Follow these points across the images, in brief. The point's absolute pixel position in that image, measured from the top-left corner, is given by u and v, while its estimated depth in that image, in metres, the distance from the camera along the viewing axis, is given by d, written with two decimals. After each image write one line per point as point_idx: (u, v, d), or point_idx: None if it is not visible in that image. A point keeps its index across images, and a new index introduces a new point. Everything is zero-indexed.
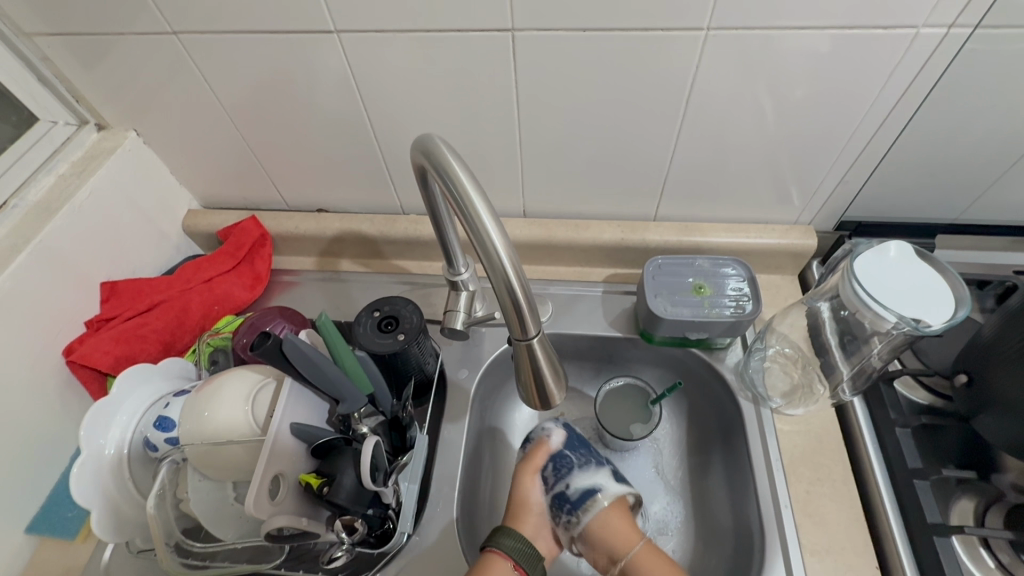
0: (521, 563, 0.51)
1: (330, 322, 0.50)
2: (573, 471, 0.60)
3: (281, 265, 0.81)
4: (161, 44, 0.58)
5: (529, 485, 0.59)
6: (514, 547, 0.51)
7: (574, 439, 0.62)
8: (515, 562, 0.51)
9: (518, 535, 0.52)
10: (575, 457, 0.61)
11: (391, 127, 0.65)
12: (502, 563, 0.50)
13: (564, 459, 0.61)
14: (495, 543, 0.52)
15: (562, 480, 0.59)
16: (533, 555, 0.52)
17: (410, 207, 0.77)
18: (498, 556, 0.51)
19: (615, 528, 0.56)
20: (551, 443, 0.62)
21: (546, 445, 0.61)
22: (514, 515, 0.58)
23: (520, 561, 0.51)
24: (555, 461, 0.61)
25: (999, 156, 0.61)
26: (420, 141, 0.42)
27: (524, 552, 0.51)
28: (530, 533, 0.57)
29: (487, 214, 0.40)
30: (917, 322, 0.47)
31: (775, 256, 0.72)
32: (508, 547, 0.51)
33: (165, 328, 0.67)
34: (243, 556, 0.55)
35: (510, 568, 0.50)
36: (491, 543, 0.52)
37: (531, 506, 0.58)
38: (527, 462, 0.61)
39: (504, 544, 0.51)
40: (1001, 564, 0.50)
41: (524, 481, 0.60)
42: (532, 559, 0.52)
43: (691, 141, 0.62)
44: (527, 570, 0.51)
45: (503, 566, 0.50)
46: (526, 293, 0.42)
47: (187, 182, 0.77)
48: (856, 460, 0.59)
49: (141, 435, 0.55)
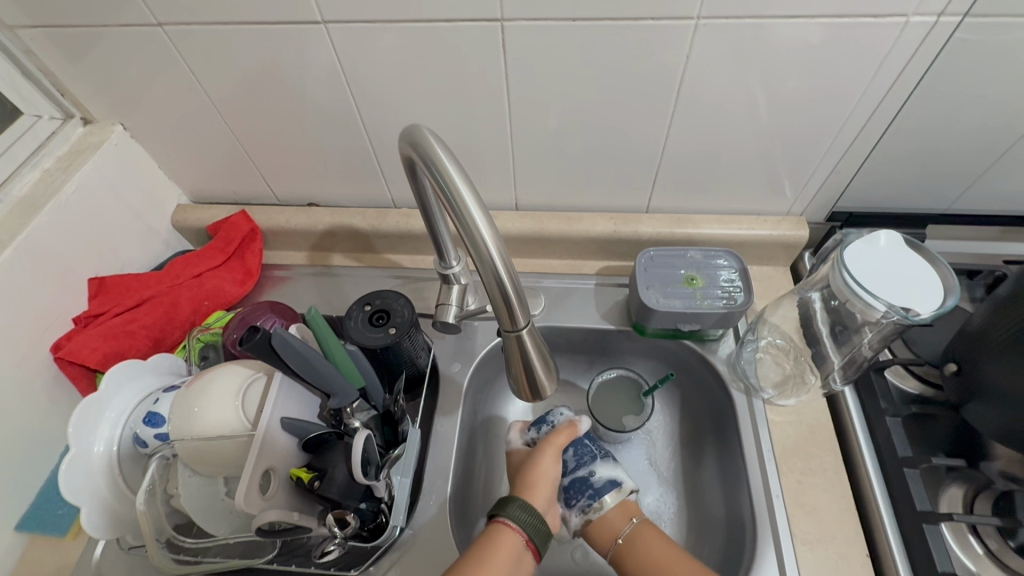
0: (533, 539, 0.51)
1: (320, 315, 0.49)
2: (595, 463, 0.61)
3: (272, 260, 0.80)
4: (146, 36, 0.57)
5: (549, 461, 0.59)
6: (527, 522, 0.51)
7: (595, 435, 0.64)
8: (526, 537, 0.50)
9: (533, 510, 0.52)
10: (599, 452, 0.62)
11: (381, 120, 0.64)
12: (514, 536, 0.50)
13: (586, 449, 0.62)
14: (509, 514, 0.51)
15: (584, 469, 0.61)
16: (544, 531, 0.52)
17: (401, 201, 0.76)
18: (510, 528, 0.50)
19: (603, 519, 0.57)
20: (580, 428, 0.63)
21: (575, 428, 0.62)
22: (526, 485, 0.57)
23: (532, 536, 0.51)
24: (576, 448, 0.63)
25: (988, 146, 0.62)
26: (407, 132, 0.42)
27: (536, 527, 0.51)
28: (542, 505, 0.56)
29: (475, 205, 0.40)
30: (907, 311, 0.48)
31: (767, 247, 0.72)
32: (522, 520, 0.51)
33: (154, 323, 0.66)
34: (236, 550, 0.55)
35: (521, 543, 0.50)
36: (504, 514, 0.51)
37: (546, 479, 0.58)
38: (552, 438, 0.61)
39: (517, 517, 0.51)
40: (989, 550, 0.50)
41: (545, 457, 0.59)
42: (543, 536, 0.52)
43: (682, 133, 0.62)
44: (537, 547, 0.51)
45: (515, 540, 0.50)
46: (515, 284, 0.42)
47: (176, 177, 0.77)
48: (846, 450, 0.59)
49: (131, 431, 0.54)
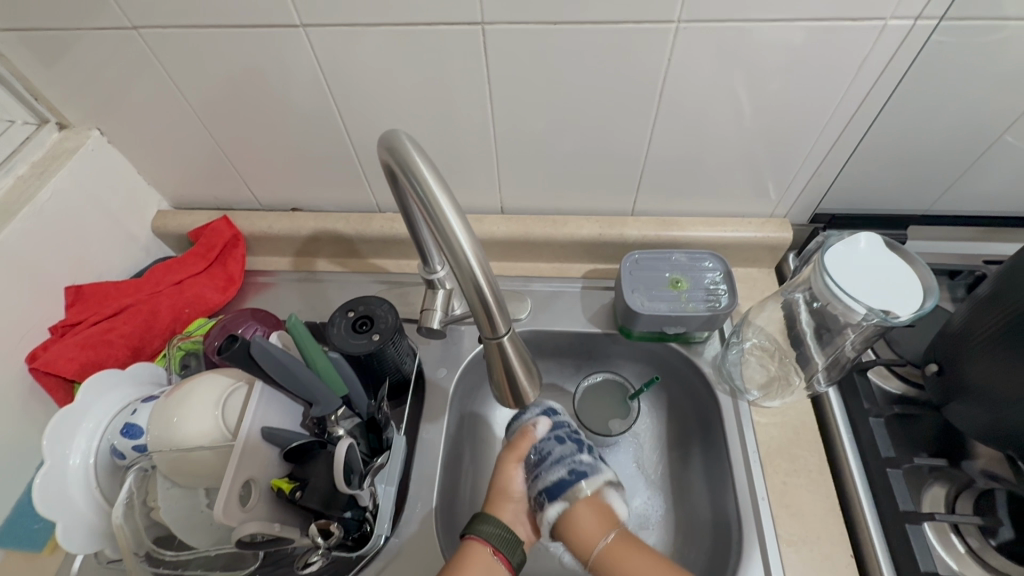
0: (501, 549, 0.50)
1: (301, 323, 0.49)
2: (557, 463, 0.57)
3: (256, 266, 0.79)
4: (121, 39, 0.56)
5: (507, 474, 0.57)
6: (494, 532, 0.50)
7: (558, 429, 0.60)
8: (495, 548, 0.50)
9: (498, 521, 0.51)
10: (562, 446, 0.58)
11: (364, 124, 0.64)
12: (482, 549, 0.49)
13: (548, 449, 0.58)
14: (474, 529, 0.51)
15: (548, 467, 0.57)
16: (514, 539, 0.51)
17: (386, 205, 0.76)
18: (477, 542, 0.50)
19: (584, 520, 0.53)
20: (535, 431, 0.59)
21: (529, 435, 0.59)
22: (494, 501, 0.56)
23: (501, 546, 0.50)
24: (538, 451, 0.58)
25: (965, 148, 0.62)
26: (385, 138, 0.41)
27: (503, 537, 0.50)
28: (508, 518, 0.55)
29: (453, 212, 0.40)
30: (886, 313, 0.48)
31: (751, 249, 0.72)
32: (487, 532, 0.50)
33: (134, 332, 0.65)
34: (217, 563, 0.53)
35: (489, 554, 0.49)
36: (470, 530, 0.51)
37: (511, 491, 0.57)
38: (511, 449, 0.59)
39: (482, 530, 0.50)
40: (970, 548, 0.51)
41: (501, 472, 0.58)
42: (513, 544, 0.51)
43: (665, 136, 0.62)
44: (507, 555, 0.50)
45: (482, 552, 0.49)
46: (495, 290, 0.42)
47: (155, 182, 0.75)
48: (831, 450, 0.59)
49: (108, 443, 0.53)
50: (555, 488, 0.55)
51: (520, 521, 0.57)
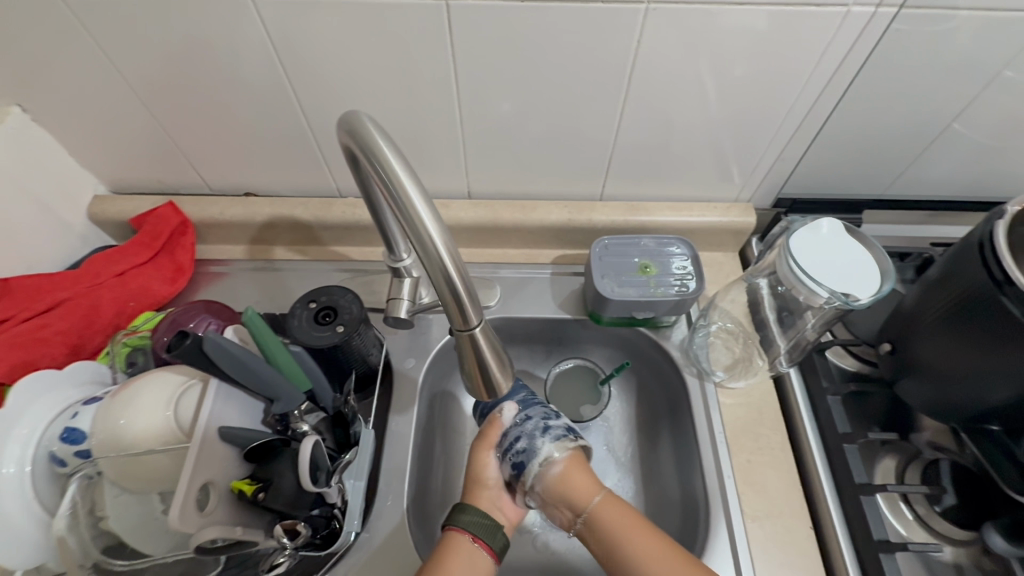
0: (480, 536, 0.49)
1: (257, 316, 0.46)
2: (534, 439, 0.55)
3: (209, 255, 0.75)
4: (41, 5, 0.51)
5: (483, 462, 0.56)
6: (473, 521, 0.49)
7: (526, 406, 0.59)
8: (473, 535, 0.49)
9: (474, 508, 0.50)
10: (531, 421, 0.57)
11: (322, 104, 0.60)
12: (460, 538, 0.49)
13: (521, 426, 0.57)
14: (453, 519, 0.50)
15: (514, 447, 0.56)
16: (494, 525, 0.50)
17: (347, 190, 0.72)
18: (456, 532, 0.49)
19: (573, 477, 0.54)
20: (502, 419, 0.57)
21: (497, 422, 0.57)
22: (469, 492, 0.55)
23: (480, 533, 0.49)
24: (510, 438, 0.56)
25: (916, 134, 0.65)
26: (345, 119, 0.39)
27: (482, 523, 0.49)
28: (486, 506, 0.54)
29: (420, 198, 0.38)
30: (847, 296, 0.49)
31: (716, 234, 0.73)
32: (465, 521, 0.50)
33: (71, 328, 0.59)
34: (176, 567, 0.50)
35: (469, 542, 0.48)
36: (449, 521, 0.50)
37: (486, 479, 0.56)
38: (480, 441, 0.58)
39: (460, 520, 0.50)
40: (918, 515, 0.54)
41: (477, 459, 0.57)
42: (494, 530, 0.50)
43: (634, 120, 0.61)
44: (488, 542, 0.49)
45: (461, 541, 0.48)
46: (466, 280, 0.40)
47: (92, 165, 0.70)
48: (791, 427, 0.62)
49: (46, 450, 0.49)
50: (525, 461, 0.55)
51: (500, 507, 0.55)
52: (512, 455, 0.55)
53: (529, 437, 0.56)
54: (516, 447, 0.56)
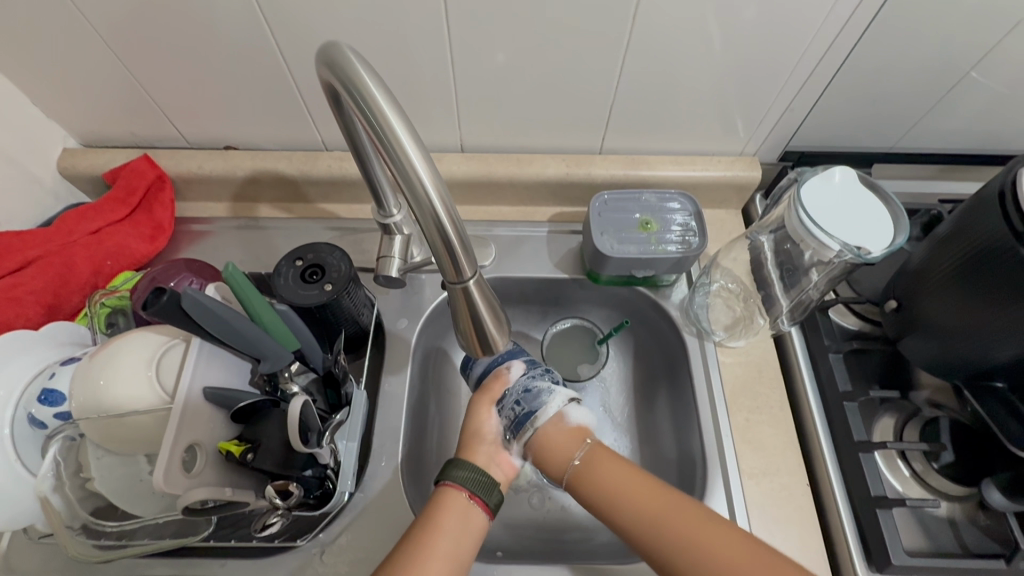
0: (476, 493, 0.48)
1: (239, 271, 0.43)
2: (541, 393, 0.55)
3: (190, 213, 0.72)
4: None
5: (482, 416, 0.56)
6: (468, 478, 0.48)
7: (531, 369, 0.58)
8: (469, 492, 0.48)
9: (470, 466, 0.49)
10: (537, 378, 0.56)
11: (302, 50, 0.56)
12: (455, 495, 0.47)
13: (526, 381, 0.57)
14: (448, 475, 0.48)
15: (509, 406, 0.56)
16: (489, 482, 0.49)
17: (333, 143, 0.68)
18: (451, 488, 0.48)
19: (551, 439, 0.53)
20: (507, 377, 0.57)
21: (503, 378, 0.57)
22: (465, 445, 0.55)
23: (476, 490, 0.48)
24: (513, 396, 0.56)
25: (932, 85, 0.61)
26: (323, 50, 0.36)
27: (476, 480, 0.48)
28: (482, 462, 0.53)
29: (408, 138, 0.35)
30: (859, 249, 0.47)
31: (720, 189, 0.70)
32: (461, 478, 0.48)
33: (45, 288, 0.57)
34: (168, 529, 0.49)
35: (464, 498, 0.47)
36: (445, 477, 0.48)
37: (484, 436, 0.55)
38: (481, 395, 0.57)
39: (454, 476, 0.48)
40: (915, 472, 0.54)
41: (478, 412, 0.56)
42: (489, 487, 0.49)
43: (636, 68, 0.58)
44: (483, 498, 0.48)
45: (456, 498, 0.47)
46: (459, 230, 0.38)
47: (59, 117, 0.65)
48: (790, 386, 0.61)
49: (24, 411, 0.47)
50: (518, 420, 0.54)
51: (495, 462, 0.55)
52: (514, 407, 0.55)
53: (535, 394, 0.55)
54: (518, 400, 0.55)
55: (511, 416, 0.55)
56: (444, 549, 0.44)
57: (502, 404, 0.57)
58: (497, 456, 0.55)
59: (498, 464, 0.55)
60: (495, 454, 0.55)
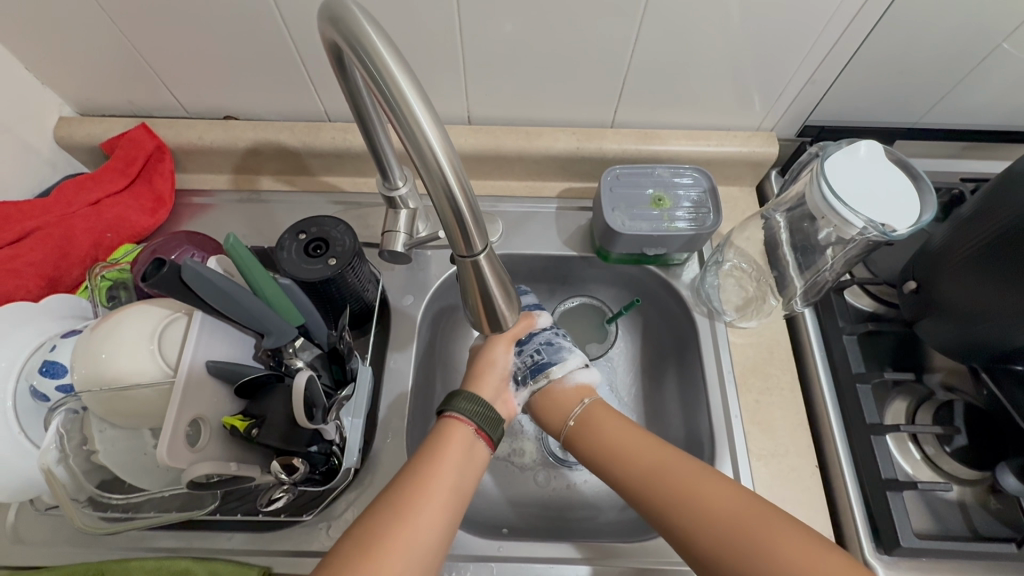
0: (483, 427, 0.48)
1: (242, 245, 0.41)
2: (562, 349, 0.57)
3: (191, 185, 0.70)
4: None
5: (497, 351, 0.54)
6: (476, 412, 0.48)
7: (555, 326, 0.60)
8: (475, 426, 0.48)
9: (478, 401, 0.49)
10: (561, 336, 0.59)
11: (301, 15, 0.54)
12: (461, 427, 0.47)
13: (551, 335, 0.58)
14: (452, 406, 0.48)
15: (526, 353, 0.57)
16: (495, 419, 0.49)
17: (336, 114, 0.66)
18: (457, 421, 0.48)
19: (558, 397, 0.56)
20: (536, 321, 0.57)
21: (532, 317, 0.57)
22: (475, 377, 0.53)
23: (483, 424, 0.48)
24: (534, 344, 0.57)
25: (963, 57, 0.58)
26: (327, 5, 0.34)
27: (484, 415, 0.48)
28: (489, 397, 0.52)
29: (418, 101, 0.33)
30: (885, 227, 0.46)
31: (736, 165, 0.68)
32: (469, 411, 0.48)
33: (45, 260, 0.56)
34: (173, 504, 0.49)
35: (470, 432, 0.47)
36: (449, 408, 0.48)
37: (496, 370, 0.54)
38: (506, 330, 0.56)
39: (461, 409, 0.48)
40: (926, 455, 0.53)
41: (493, 348, 0.55)
42: (495, 424, 0.49)
43: (651, 39, 0.55)
44: (489, 434, 0.48)
45: (464, 430, 0.47)
46: (470, 201, 0.36)
47: (54, 84, 0.63)
48: (802, 368, 0.60)
49: (27, 384, 0.46)
50: (533, 369, 0.56)
51: (501, 399, 0.54)
52: (533, 355, 0.57)
53: (556, 349, 0.57)
54: (538, 349, 0.57)
55: (525, 362, 0.57)
56: (448, 480, 0.44)
57: (522, 348, 0.57)
58: (502, 393, 0.54)
59: (503, 400, 0.54)
60: (501, 391, 0.54)
